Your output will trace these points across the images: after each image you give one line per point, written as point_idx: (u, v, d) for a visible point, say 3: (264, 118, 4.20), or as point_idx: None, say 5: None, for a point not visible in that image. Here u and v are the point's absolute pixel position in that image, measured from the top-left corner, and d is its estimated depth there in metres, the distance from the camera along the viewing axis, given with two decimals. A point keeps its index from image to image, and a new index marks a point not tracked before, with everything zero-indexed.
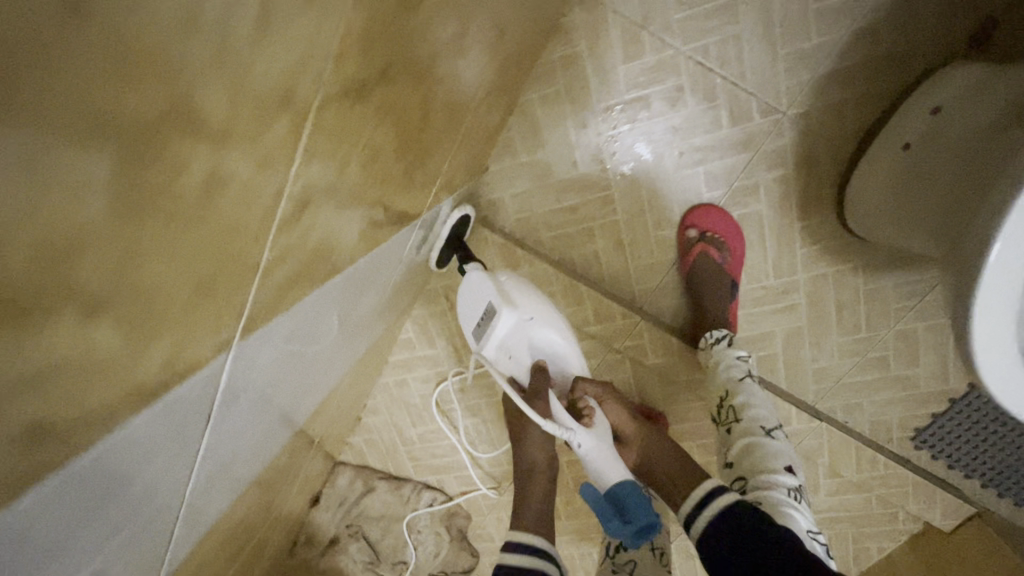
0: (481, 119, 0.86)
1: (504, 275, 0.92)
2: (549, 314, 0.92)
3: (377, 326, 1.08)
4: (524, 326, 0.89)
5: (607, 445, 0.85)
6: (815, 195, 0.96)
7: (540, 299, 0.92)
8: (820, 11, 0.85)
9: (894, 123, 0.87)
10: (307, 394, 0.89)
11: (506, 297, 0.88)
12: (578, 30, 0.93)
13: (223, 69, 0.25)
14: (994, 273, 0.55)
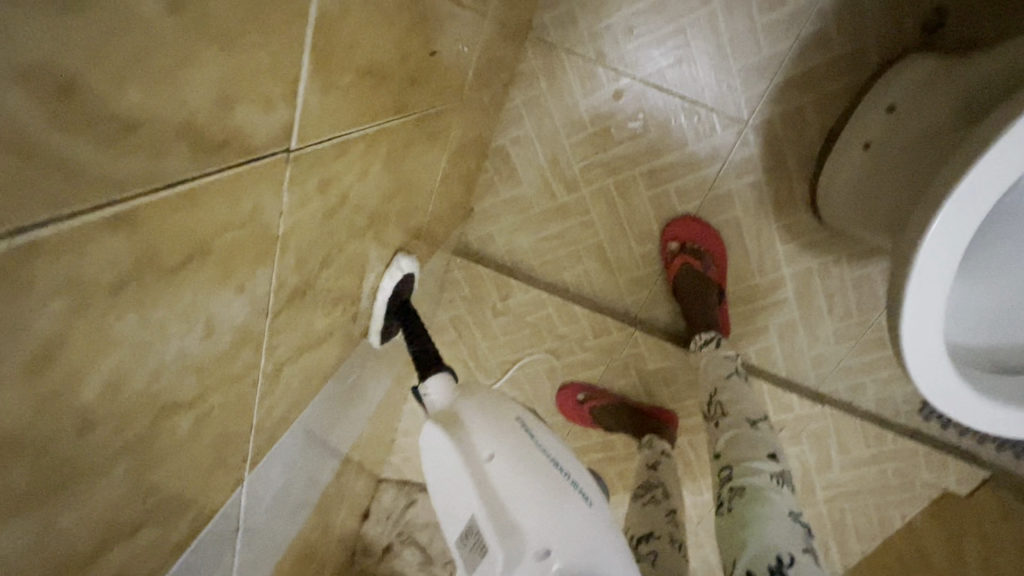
0: (457, 176, 0.92)
1: (492, 460, 0.60)
2: (577, 533, 0.57)
3: (396, 360, 1.18)
4: (535, 565, 0.56)
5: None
6: (788, 195, 0.99)
7: (557, 507, 0.57)
8: (767, 24, 0.88)
9: (855, 120, 0.89)
10: (342, 428, 1.00)
11: (498, 515, 0.57)
12: (538, 73, 0.97)
13: (198, 370, 0.27)
14: (927, 260, 0.56)
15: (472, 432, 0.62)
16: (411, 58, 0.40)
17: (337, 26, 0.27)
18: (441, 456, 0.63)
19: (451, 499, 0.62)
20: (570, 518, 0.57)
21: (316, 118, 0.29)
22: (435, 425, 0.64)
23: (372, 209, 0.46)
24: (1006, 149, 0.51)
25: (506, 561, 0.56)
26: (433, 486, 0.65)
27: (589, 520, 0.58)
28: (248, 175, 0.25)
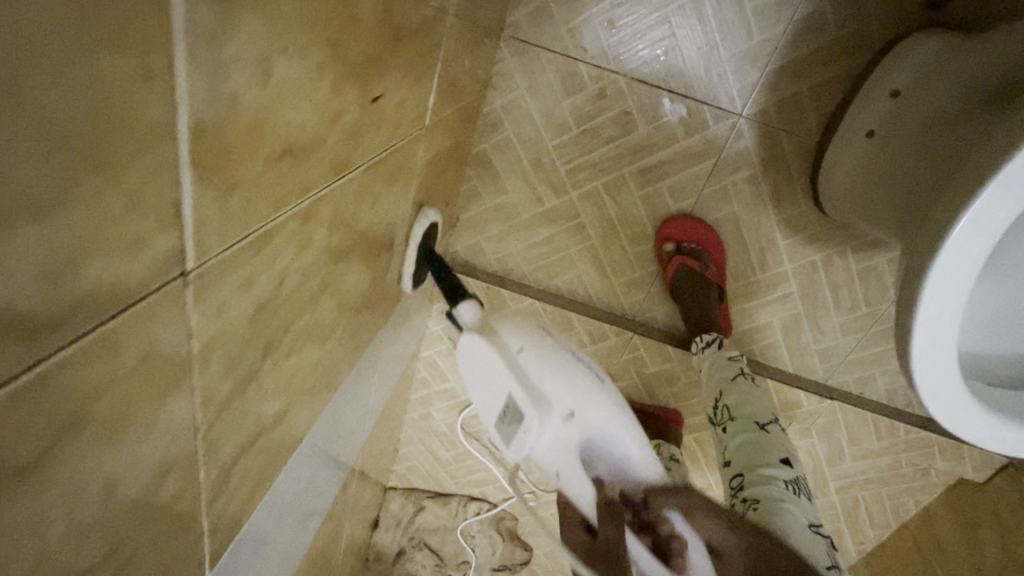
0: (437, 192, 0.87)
1: (523, 350, 0.59)
2: (598, 405, 0.60)
3: (394, 370, 1.13)
4: (566, 431, 0.58)
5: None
6: (787, 188, 0.94)
7: (581, 383, 0.59)
8: (757, 9, 0.82)
9: (855, 108, 0.83)
10: (346, 443, 0.98)
11: (534, 393, 0.57)
12: (514, 74, 0.91)
13: (104, 530, 0.24)
14: (939, 278, 0.52)
15: (502, 330, 0.61)
16: (348, 117, 0.36)
17: (240, 125, 0.24)
18: (475, 356, 0.61)
19: (483, 388, 0.62)
20: (596, 389, 0.59)
21: (222, 230, 0.25)
22: (470, 333, 0.62)
23: (322, 275, 0.42)
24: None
25: (543, 432, 0.57)
26: (467, 380, 0.64)
27: (609, 396, 0.61)
28: (121, 324, 0.21)
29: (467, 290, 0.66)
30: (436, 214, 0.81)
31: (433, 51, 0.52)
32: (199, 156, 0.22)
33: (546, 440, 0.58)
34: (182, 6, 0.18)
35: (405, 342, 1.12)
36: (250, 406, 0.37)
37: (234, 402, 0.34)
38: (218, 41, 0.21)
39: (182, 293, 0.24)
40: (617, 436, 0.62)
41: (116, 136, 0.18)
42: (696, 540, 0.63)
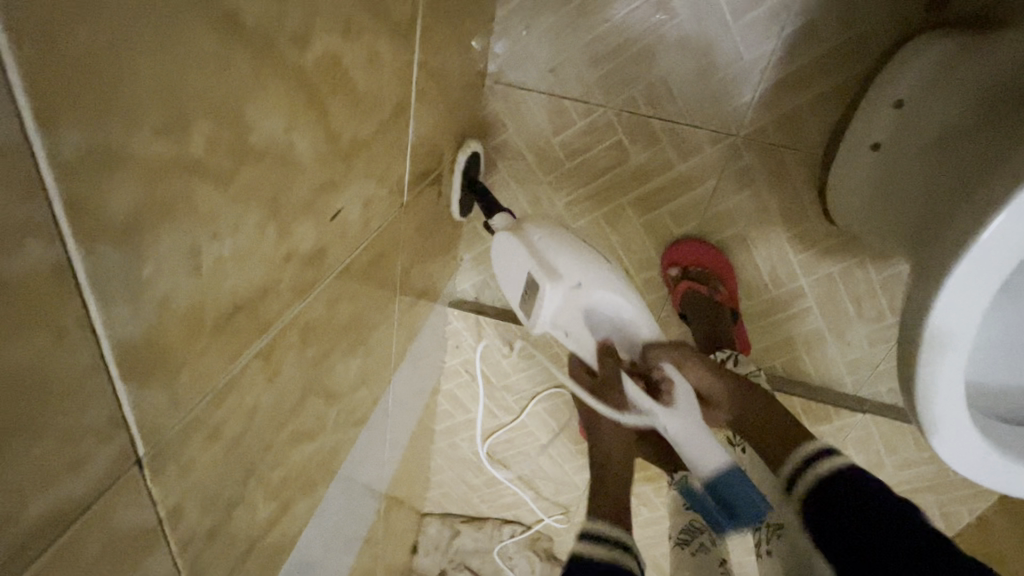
0: (441, 241, 0.87)
1: (539, 237, 0.72)
2: (604, 280, 0.70)
3: (419, 403, 1.12)
4: (572, 295, 0.69)
5: (698, 422, 0.63)
6: (794, 204, 0.90)
7: (586, 259, 0.71)
8: (743, 30, 0.79)
9: (859, 120, 0.79)
10: (383, 472, 1.00)
11: (546, 267, 0.69)
12: (502, 117, 0.91)
13: None
14: (944, 317, 0.47)
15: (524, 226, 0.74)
16: (302, 250, 0.37)
17: (178, 320, 0.25)
18: (501, 248, 0.74)
19: (509, 271, 0.75)
20: (599, 263, 0.71)
21: (175, 410, 0.27)
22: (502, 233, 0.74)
23: (301, 387, 0.43)
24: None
25: (554, 297, 0.69)
26: (499, 271, 0.77)
27: (612, 275, 0.71)
28: (80, 530, 0.23)
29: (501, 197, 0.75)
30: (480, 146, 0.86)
31: (399, 140, 0.52)
32: (132, 368, 0.23)
33: (558, 304, 0.70)
34: (87, 267, 0.20)
35: (425, 378, 1.10)
36: (239, 524, 0.39)
37: (221, 530, 0.36)
38: (136, 273, 0.22)
39: (150, 472, 0.26)
40: (618, 306, 0.71)
41: (47, 398, 0.20)
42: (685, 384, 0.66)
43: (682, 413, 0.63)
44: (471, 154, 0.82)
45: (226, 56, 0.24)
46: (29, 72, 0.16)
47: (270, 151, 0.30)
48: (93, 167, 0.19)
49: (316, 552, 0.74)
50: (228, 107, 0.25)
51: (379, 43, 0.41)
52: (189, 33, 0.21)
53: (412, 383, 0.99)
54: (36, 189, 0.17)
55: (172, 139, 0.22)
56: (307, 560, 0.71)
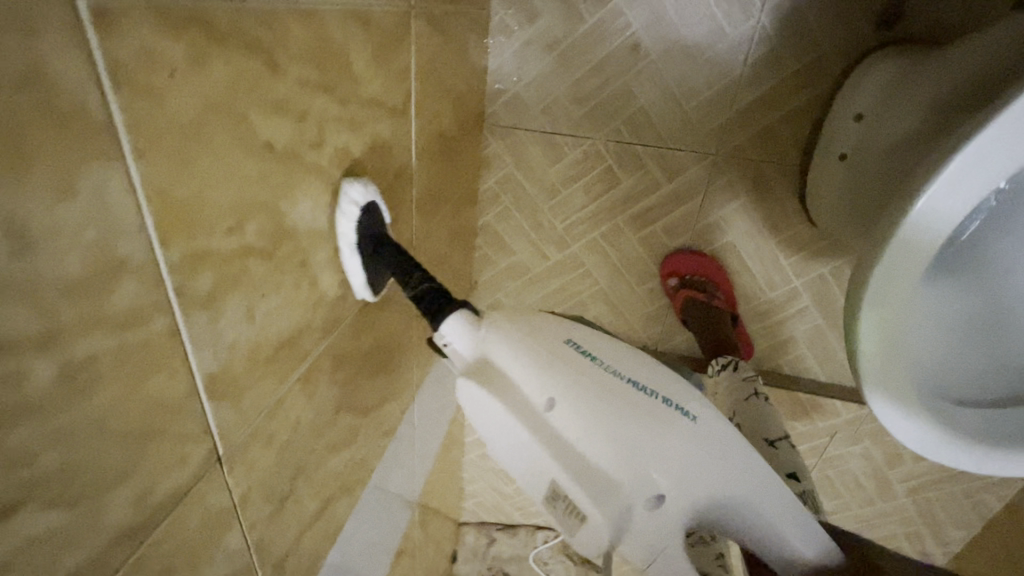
0: (455, 270, 0.98)
1: (554, 407, 0.43)
2: (697, 468, 0.41)
3: (446, 418, 1.21)
4: (644, 514, 0.42)
5: None
6: (779, 211, 0.96)
7: (653, 443, 0.41)
8: (710, 60, 0.87)
9: (828, 132, 0.85)
10: (417, 481, 1.10)
11: (587, 476, 0.42)
12: (502, 154, 1.01)
13: None
14: (911, 229, 0.48)
15: (509, 369, 0.45)
16: (329, 295, 0.47)
17: (241, 356, 0.36)
18: (495, 421, 0.45)
19: (524, 463, 0.46)
20: (674, 444, 0.41)
21: (240, 422, 0.37)
22: (473, 386, 0.45)
23: (335, 406, 0.53)
24: (956, 186, 0.47)
25: (618, 525, 0.42)
26: (503, 453, 0.47)
27: (706, 451, 0.42)
28: (186, 506, 0.33)
29: (458, 299, 0.47)
30: (368, 189, 0.46)
31: (406, 194, 0.63)
32: (214, 391, 0.34)
33: (624, 528, 0.42)
34: (185, 329, 0.30)
35: (450, 394, 1.20)
36: (291, 513, 0.49)
37: (277, 517, 0.46)
38: (213, 328, 0.32)
39: (227, 466, 0.37)
40: (727, 499, 0.43)
41: (167, 415, 0.30)
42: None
43: None
44: (359, 219, 0.45)
45: (267, 171, 0.35)
46: (158, 217, 0.27)
47: (299, 228, 0.40)
48: (188, 264, 0.29)
49: (359, 552, 0.84)
50: (269, 206, 0.36)
51: (380, 126, 0.51)
52: (241, 166, 0.32)
53: (437, 399, 1.09)
54: (161, 282, 0.28)
55: (234, 236, 0.33)
56: (350, 557, 0.81)
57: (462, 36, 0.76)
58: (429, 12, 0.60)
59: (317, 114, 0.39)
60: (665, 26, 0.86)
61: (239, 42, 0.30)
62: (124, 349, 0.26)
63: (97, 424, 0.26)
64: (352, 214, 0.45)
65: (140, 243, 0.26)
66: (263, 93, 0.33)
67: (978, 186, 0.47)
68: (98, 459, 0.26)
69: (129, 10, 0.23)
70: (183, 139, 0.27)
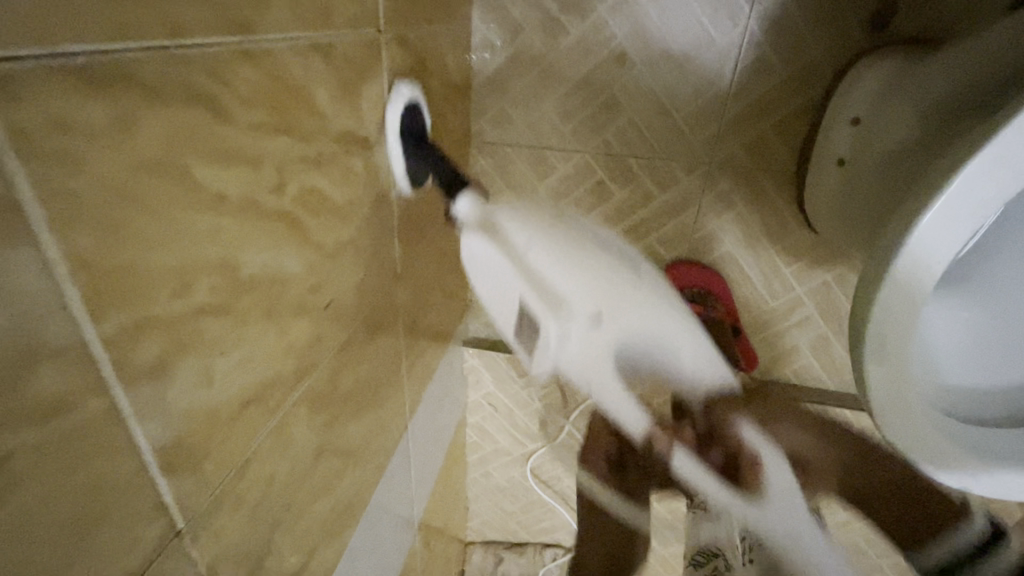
0: (445, 292, 0.95)
1: (531, 246, 0.51)
2: (633, 301, 0.52)
3: (444, 441, 1.18)
4: (590, 333, 0.51)
5: (797, 513, 0.62)
6: (777, 219, 0.93)
7: (606, 276, 0.51)
8: (698, 69, 0.85)
9: (822, 140, 0.82)
10: (418, 507, 1.07)
11: (551, 297, 0.50)
12: (490, 171, 0.99)
13: None
14: (910, 255, 0.46)
15: (502, 223, 0.53)
16: (300, 342, 0.44)
17: (199, 422, 0.33)
18: (479, 257, 0.54)
19: (496, 289, 0.55)
20: (621, 279, 0.52)
21: (202, 490, 0.35)
22: (472, 235, 0.53)
23: (313, 453, 0.50)
24: (956, 206, 0.44)
25: (567, 340, 0.51)
26: (480, 284, 0.57)
27: (647, 295, 0.53)
28: None
29: (467, 180, 0.54)
30: (412, 87, 0.59)
31: (385, 226, 0.60)
32: (169, 464, 0.32)
33: (569, 342, 0.51)
34: (127, 406, 0.28)
35: (448, 416, 1.17)
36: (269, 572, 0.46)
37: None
38: (162, 399, 0.30)
39: (189, 539, 0.34)
40: (658, 336, 0.55)
41: (111, 497, 0.28)
42: (780, 460, 0.66)
43: (777, 505, 0.63)
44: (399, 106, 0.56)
45: (219, 224, 0.33)
46: (85, 292, 0.24)
47: (262, 279, 0.38)
48: (128, 337, 0.27)
49: None
50: (224, 260, 0.33)
51: (351, 160, 0.49)
52: (189, 224, 0.30)
53: (434, 422, 1.06)
54: (93, 360, 0.26)
55: (183, 297, 0.30)
56: None
57: (441, 56, 0.73)
58: (402, 37, 0.58)
59: (275, 158, 0.37)
60: (651, 36, 0.84)
61: (177, 95, 0.28)
62: (52, 439, 0.24)
63: (22, 522, 0.23)
64: (399, 100, 0.56)
65: (64, 321, 0.24)
66: (211, 145, 0.31)
67: (980, 205, 0.44)
68: (28, 559, 0.24)
69: (36, 75, 0.21)
70: (111, 204, 0.25)
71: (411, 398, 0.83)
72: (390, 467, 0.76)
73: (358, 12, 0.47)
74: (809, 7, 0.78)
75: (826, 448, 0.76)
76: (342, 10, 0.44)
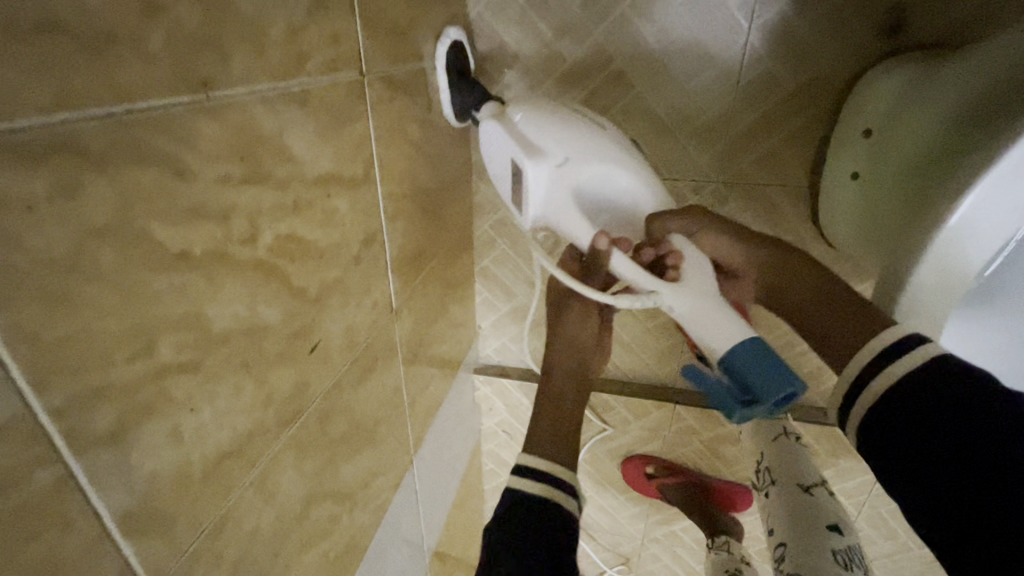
0: (451, 321, 0.94)
1: (523, 117, 0.63)
2: (600, 152, 0.59)
3: (457, 470, 1.15)
4: (557, 172, 0.58)
5: (710, 296, 0.56)
6: (793, 236, 0.88)
7: (575, 131, 0.60)
8: (700, 86, 0.83)
9: (834, 153, 0.79)
10: (431, 540, 1.04)
11: (529, 147, 0.60)
12: (494, 198, 0.98)
13: None
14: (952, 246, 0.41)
15: (511, 110, 0.65)
16: (282, 390, 0.44)
17: (166, 484, 0.33)
18: (492, 139, 0.66)
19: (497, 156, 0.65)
20: (587, 134, 0.60)
21: (171, 552, 0.34)
22: (487, 122, 0.66)
23: (300, 503, 0.49)
24: (999, 193, 0.40)
25: (537, 176, 0.59)
26: (491, 164, 0.68)
27: (612, 148, 0.60)
28: None
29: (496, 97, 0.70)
30: (459, 33, 0.76)
31: (377, 262, 0.60)
32: (135, 527, 0.31)
33: (541, 182, 0.59)
34: (82, 474, 0.28)
35: (460, 444, 1.15)
36: None
37: None
38: (124, 463, 0.30)
39: None
40: (618, 187, 0.61)
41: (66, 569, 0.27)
42: (699, 255, 0.58)
43: (691, 289, 0.56)
44: (451, 49, 0.73)
45: (183, 284, 0.32)
46: (26, 366, 0.24)
47: (233, 333, 0.37)
48: (79, 406, 0.27)
49: None
50: (188, 318, 0.33)
51: (333, 202, 0.48)
52: (145, 285, 0.29)
53: (445, 452, 1.04)
54: (41, 433, 0.25)
55: (144, 359, 0.30)
56: None
57: (435, 91, 0.74)
58: (386, 73, 0.57)
59: (245, 209, 0.37)
60: (648, 55, 0.82)
61: (128, 158, 0.28)
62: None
63: None
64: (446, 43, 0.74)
65: (8, 397, 0.24)
66: (169, 204, 0.31)
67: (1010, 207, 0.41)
68: None
69: None
70: (55, 276, 0.25)
71: (415, 432, 0.81)
72: (394, 505, 0.74)
73: (333, 56, 0.47)
74: (814, 17, 0.76)
75: (779, 274, 0.59)
76: (317, 57, 0.44)
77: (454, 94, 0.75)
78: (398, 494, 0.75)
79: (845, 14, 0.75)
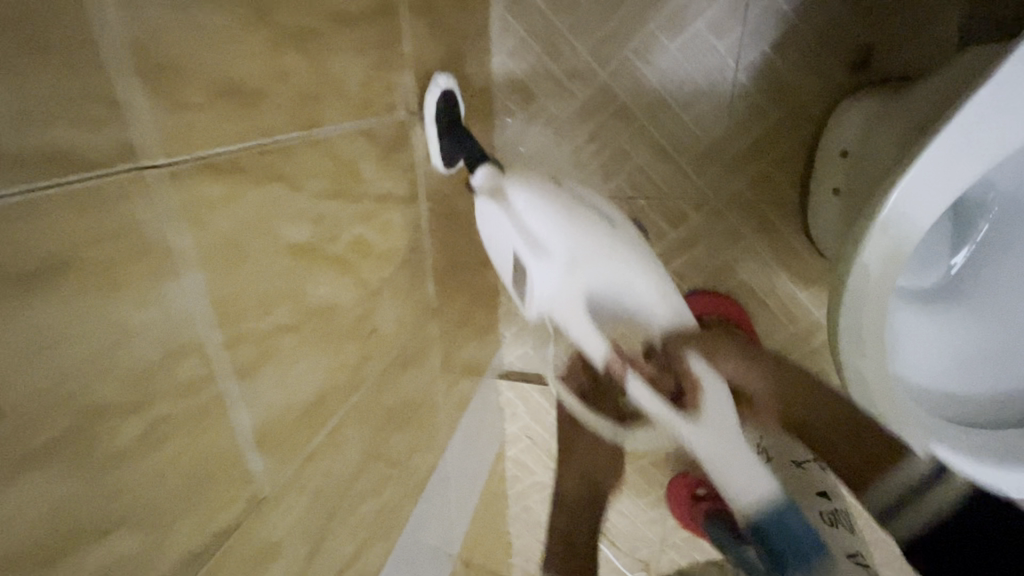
0: (478, 327, 1.05)
1: (523, 202, 0.62)
2: (607, 254, 0.60)
3: (483, 470, 1.24)
4: (565, 272, 0.60)
5: (734, 437, 0.52)
6: (787, 247, 0.98)
7: (583, 228, 0.60)
8: (696, 116, 0.94)
9: (817, 172, 0.88)
10: (459, 532, 1.13)
11: (535, 243, 0.61)
12: None
13: None
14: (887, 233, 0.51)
15: (508, 188, 0.63)
16: (350, 360, 0.55)
17: (277, 414, 0.44)
18: (490, 221, 0.65)
19: (497, 244, 0.66)
20: (592, 229, 0.60)
21: (276, 470, 0.45)
22: (483, 199, 0.65)
23: (359, 459, 0.59)
24: (920, 191, 0.50)
25: (546, 278, 0.60)
26: (485, 240, 0.68)
27: (620, 251, 0.60)
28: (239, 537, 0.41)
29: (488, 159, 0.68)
30: (449, 79, 0.71)
31: (419, 267, 0.71)
32: (257, 442, 0.42)
33: (548, 285, 0.61)
34: (234, 393, 0.39)
35: (486, 445, 1.24)
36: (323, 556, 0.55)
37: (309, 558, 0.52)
38: (254, 391, 0.41)
39: (268, 505, 0.45)
40: (626, 290, 0.61)
41: (221, 460, 0.39)
42: (719, 383, 0.56)
43: (711, 427, 0.53)
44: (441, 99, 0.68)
45: (293, 266, 0.44)
46: (212, 309, 0.36)
47: (321, 308, 0.49)
48: (234, 344, 0.39)
49: None
50: (295, 292, 0.45)
51: (390, 214, 0.61)
52: (272, 263, 0.42)
53: (472, 449, 1.14)
54: (215, 358, 0.37)
55: (269, 318, 0.42)
56: None
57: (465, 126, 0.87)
58: None
59: (332, 215, 0.49)
60: (650, 92, 0.95)
61: (268, 176, 0.41)
62: (191, 409, 0.35)
63: (167, 468, 0.34)
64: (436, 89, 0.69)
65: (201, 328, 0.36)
66: (289, 208, 0.43)
67: (936, 199, 0.51)
68: (170, 495, 0.35)
69: (190, 170, 0.34)
70: (228, 251, 0.37)
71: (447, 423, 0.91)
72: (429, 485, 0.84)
73: (390, 101, 0.60)
74: (791, 56, 0.87)
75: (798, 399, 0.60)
76: (380, 102, 0.57)
77: (445, 144, 0.70)
78: (433, 475, 0.85)
79: (818, 53, 0.86)
